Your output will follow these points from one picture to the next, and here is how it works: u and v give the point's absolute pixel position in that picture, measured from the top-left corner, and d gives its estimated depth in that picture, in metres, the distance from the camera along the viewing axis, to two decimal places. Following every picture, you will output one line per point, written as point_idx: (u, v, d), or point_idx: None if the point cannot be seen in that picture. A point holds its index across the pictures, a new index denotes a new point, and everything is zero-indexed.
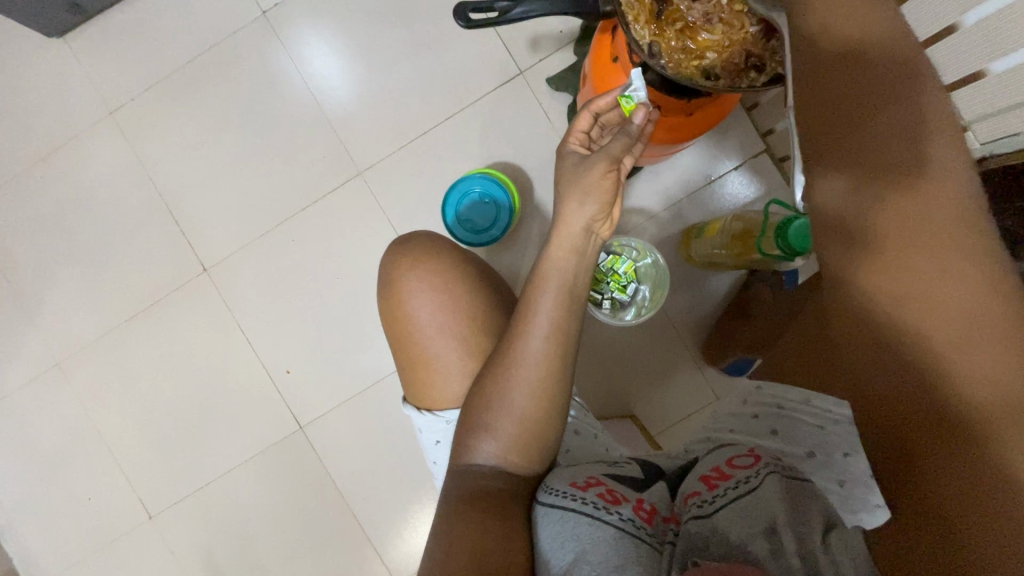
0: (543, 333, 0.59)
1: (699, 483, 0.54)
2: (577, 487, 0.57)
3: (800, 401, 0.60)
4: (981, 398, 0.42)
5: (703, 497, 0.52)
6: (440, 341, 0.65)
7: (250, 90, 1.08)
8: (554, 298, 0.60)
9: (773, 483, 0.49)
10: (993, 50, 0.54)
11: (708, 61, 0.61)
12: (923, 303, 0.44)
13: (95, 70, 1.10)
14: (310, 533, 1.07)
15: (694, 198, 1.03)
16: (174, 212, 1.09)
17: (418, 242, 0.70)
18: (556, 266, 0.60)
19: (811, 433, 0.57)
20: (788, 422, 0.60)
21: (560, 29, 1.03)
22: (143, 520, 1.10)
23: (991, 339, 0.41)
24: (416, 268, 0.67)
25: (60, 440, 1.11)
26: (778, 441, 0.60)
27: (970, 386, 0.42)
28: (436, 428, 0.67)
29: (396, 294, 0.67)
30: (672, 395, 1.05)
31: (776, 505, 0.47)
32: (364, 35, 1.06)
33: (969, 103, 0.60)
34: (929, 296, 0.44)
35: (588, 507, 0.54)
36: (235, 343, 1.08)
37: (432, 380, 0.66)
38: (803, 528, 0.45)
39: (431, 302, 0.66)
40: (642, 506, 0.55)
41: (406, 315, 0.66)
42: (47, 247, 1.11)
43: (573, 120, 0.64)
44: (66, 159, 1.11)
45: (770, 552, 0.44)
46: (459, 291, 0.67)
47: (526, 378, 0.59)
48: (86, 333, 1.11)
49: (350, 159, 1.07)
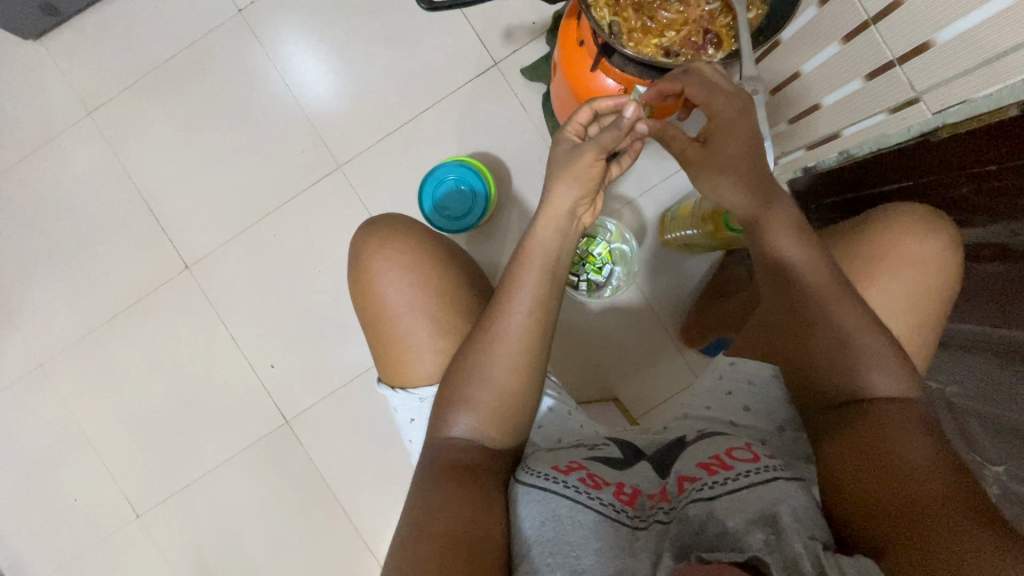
0: (526, 308, 0.61)
1: (697, 468, 0.57)
2: (558, 470, 0.58)
3: (770, 378, 0.64)
4: (918, 467, 0.49)
5: (702, 482, 0.54)
6: (412, 319, 0.66)
7: (228, 87, 1.09)
8: (539, 279, 0.62)
9: (777, 485, 0.53)
10: (937, 21, 0.56)
11: (667, 39, 0.64)
12: (895, 415, 0.53)
13: (72, 71, 1.10)
14: (299, 526, 1.08)
15: (669, 184, 1.05)
16: (155, 210, 1.10)
17: (388, 223, 0.71)
18: (541, 244, 0.62)
19: (783, 410, 0.64)
20: (760, 399, 0.64)
21: (533, 21, 1.05)
22: (130, 519, 1.10)
23: (924, 442, 0.51)
24: (386, 250, 0.68)
25: (46, 441, 1.11)
26: (750, 417, 0.64)
27: (909, 458, 0.50)
28: (411, 405, 0.68)
29: (367, 275, 0.68)
30: (653, 378, 1.06)
31: (782, 502, 0.51)
32: (340, 31, 1.08)
33: (921, 75, 0.62)
34: (900, 418, 0.53)
35: (570, 491, 0.55)
36: (219, 339, 1.09)
37: (406, 358, 0.67)
38: (804, 530, 0.48)
39: (402, 281, 0.67)
40: (623, 491, 0.57)
41: (378, 295, 0.67)
42: (27, 249, 1.11)
43: (574, 111, 0.65)
44: (45, 160, 1.11)
45: (765, 541, 0.47)
46: (428, 271, 0.68)
47: (506, 350, 0.61)
48: (69, 333, 1.11)
49: (328, 154, 1.08)
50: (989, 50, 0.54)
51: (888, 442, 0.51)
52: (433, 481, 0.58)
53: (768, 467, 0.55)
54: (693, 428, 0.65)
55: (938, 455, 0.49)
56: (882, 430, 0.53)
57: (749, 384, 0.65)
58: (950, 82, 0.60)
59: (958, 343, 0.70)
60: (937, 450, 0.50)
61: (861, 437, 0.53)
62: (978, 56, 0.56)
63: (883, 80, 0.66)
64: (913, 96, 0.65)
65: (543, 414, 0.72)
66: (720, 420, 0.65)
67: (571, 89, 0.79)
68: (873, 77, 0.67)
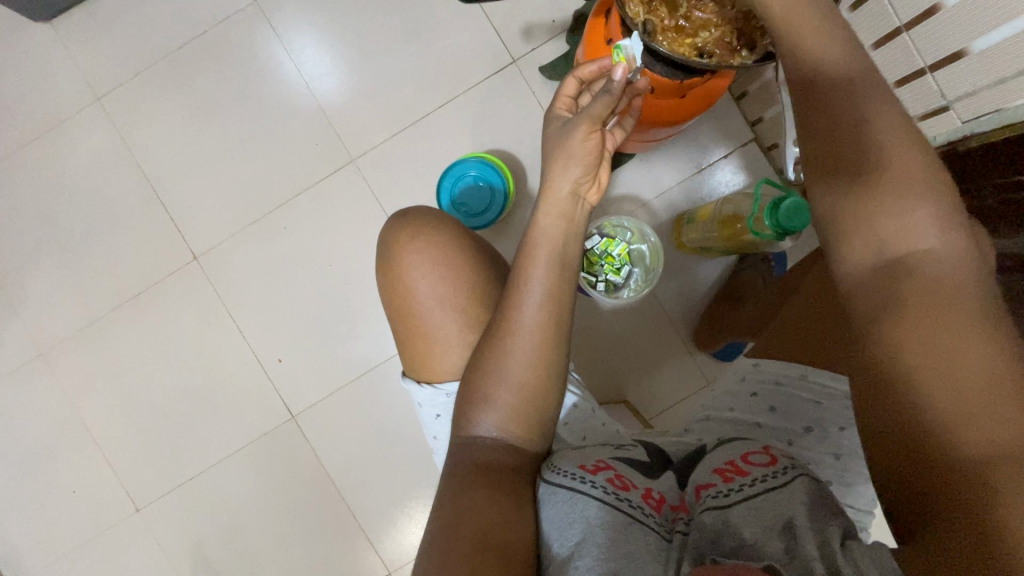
0: (537, 300, 0.60)
1: (713, 474, 0.56)
2: (585, 469, 0.58)
3: (798, 377, 0.64)
4: (956, 413, 0.39)
5: (718, 489, 0.54)
6: (440, 312, 0.65)
7: (240, 76, 1.07)
8: (546, 266, 0.61)
9: (797, 485, 0.51)
10: (974, 30, 0.56)
11: (701, 40, 0.63)
12: (931, 337, 0.40)
13: (82, 56, 1.08)
14: (303, 523, 1.06)
15: (687, 186, 1.05)
16: (164, 199, 1.08)
17: (417, 215, 0.70)
18: (545, 232, 0.62)
19: (810, 409, 0.62)
20: (786, 399, 0.64)
21: (553, 19, 1.04)
22: (130, 513, 1.08)
23: (976, 372, 0.38)
24: (416, 242, 0.67)
25: (45, 432, 1.08)
26: (775, 418, 0.64)
27: (945, 403, 0.39)
28: (437, 401, 0.67)
29: (395, 266, 0.67)
30: (664, 380, 1.06)
31: (796, 505, 0.49)
32: (356, 24, 1.06)
33: (954, 83, 0.62)
34: (936, 336, 0.40)
35: (598, 491, 0.55)
36: (226, 332, 1.07)
37: (432, 352, 0.66)
38: (819, 531, 0.47)
39: (431, 274, 0.66)
40: (651, 495, 0.57)
41: (406, 287, 0.66)
42: (31, 235, 1.09)
43: (561, 86, 0.66)
44: (51, 146, 1.09)
45: (784, 550, 0.46)
46: (457, 264, 0.67)
47: (522, 347, 0.60)
48: (72, 322, 1.08)
49: (342, 146, 1.07)
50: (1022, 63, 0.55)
51: (916, 376, 0.41)
52: (462, 480, 0.58)
53: (784, 468, 0.54)
54: (720, 432, 0.66)
55: (992, 389, 0.38)
56: (912, 366, 0.41)
57: (774, 385, 0.65)
58: (983, 91, 0.60)
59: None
60: (991, 377, 0.38)
61: (892, 355, 0.42)
62: (1010, 68, 0.56)
63: (914, 86, 0.66)
64: (943, 103, 0.65)
65: (567, 410, 0.71)
66: (745, 423, 0.66)
67: None
68: (903, 83, 0.67)
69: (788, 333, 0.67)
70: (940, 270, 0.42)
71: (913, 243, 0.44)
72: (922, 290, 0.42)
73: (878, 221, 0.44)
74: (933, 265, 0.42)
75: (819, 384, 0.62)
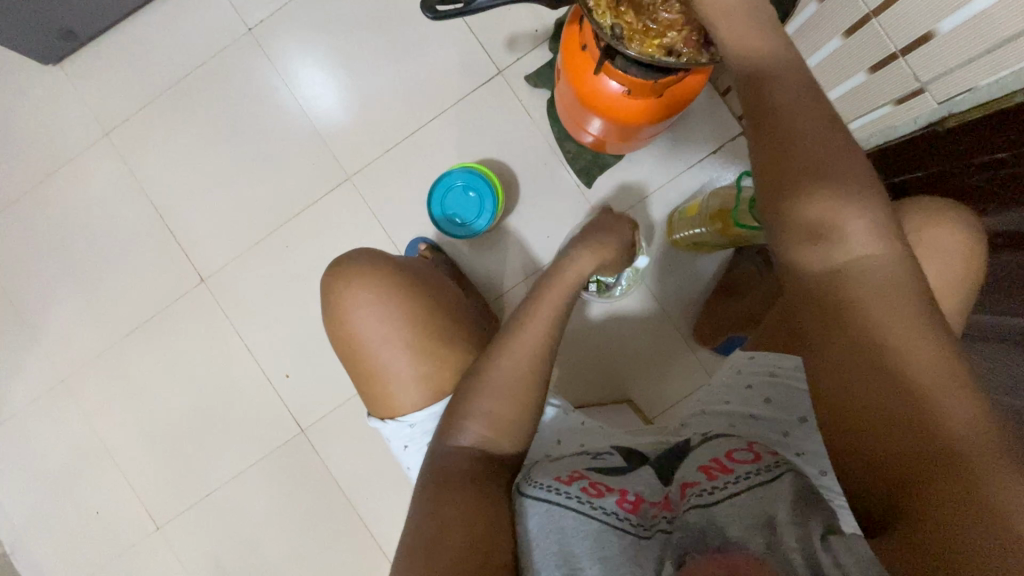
0: (534, 340, 0.68)
1: (698, 472, 0.57)
2: (561, 481, 0.59)
3: (792, 370, 0.62)
4: (926, 393, 0.44)
5: (701, 487, 0.54)
6: (387, 354, 0.69)
7: (239, 102, 1.11)
8: (548, 320, 0.70)
9: (781, 484, 0.52)
10: (939, 11, 0.57)
11: (670, 40, 0.63)
12: (898, 323, 0.46)
13: (90, 93, 1.14)
14: (317, 535, 1.08)
15: (676, 183, 1.06)
16: (171, 225, 1.12)
17: (348, 263, 0.73)
18: (551, 295, 0.72)
19: (807, 402, 0.62)
20: (781, 391, 0.64)
21: (536, 28, 1.06)
22: (150, 531, 1.11)
23: (938, 360, 0.45)
24: (351, 292, 0.70)
25: (68, 455, 1.13)
26: (771, 410, 0.64)
27: (917, 384, 0.45)
28: (403, 433, 0.72)
29: (338, 317, 0.70)
30: (666, 378, 1.06)
31: (779, 501, 0.49)
32: (347, 45, 1.10)
33: (926, 66, 0.62)
34: (899, 322, 0.46)
35: (573, 501, 0.56)
36: (235, 350, 1.10)
37: (390, 392, 0.70)
38: (801, 525, 0.46)
39: (372, 317, 0.69)
40: (626, 498, 0.57)
41: (351, 335, 0.70)
42: (48, 268, 1.14)
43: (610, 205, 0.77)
44: (64, 180, 1.14)
45: (765, 545, 0.45)
46: (393, 302, 0.70)
47: (516, 374, 0.66)
48: (90, 348, 1.13)
49: (338, 165, 1.10)
50: (991, 40, 0.55)
51: (894, 363, 0.46)
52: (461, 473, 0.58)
53: (769, 466, 0.55)
54: (712, 424, 0.67)
55: (947, 374, 0.44)
56: (892, 351, 0.46)
57: (768, 377, 0.65)
58: (955, 71, 0.60)
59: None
60: (946, 359, 0.45)
61: (868, 343, 0.47)
62: (983, 44, 0.56)
63: (886, 71, 0.67)
64: (918, 87, 0.65)
65: (547, 415, 0.77)
66: (739, 414, 0.66)
67: (575, 91, 0.82)
68: (876, 69, 0.68)
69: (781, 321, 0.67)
70: (884, 278, 0.48)
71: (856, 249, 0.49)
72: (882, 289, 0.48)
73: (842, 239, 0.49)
74: (881, 277, 0.48)
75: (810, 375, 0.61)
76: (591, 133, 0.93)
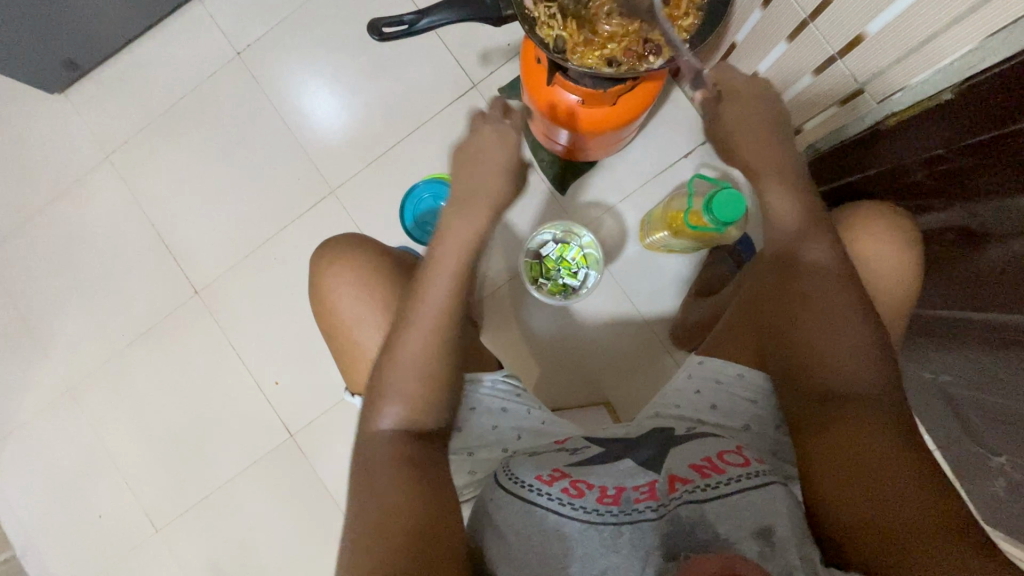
0: (442, 289, 0.70)
1: (690, 470, 0.61)
2: (542, 481, 0.61)
3: (736, 376, 0.70)
4: (892, 472, 0.53)
5: (695, 484, 0.58)
6: (360, 332, 0.74)
7: (229, 122, 1.17)
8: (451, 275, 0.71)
9: (777, 491, 0.57)
10: (866, 13, 0.59)
11: (609, 51, 0.66)
12: (870, 408, 0.58)
13: (92, 118, 1.21)
14: (306, 536, 1.12)
15: (649, 187, 1.08)
16: (167, 241, 1.18)
17: (341, 241, 0.77)
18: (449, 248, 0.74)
19: (748, 411, 0.70)
20: (725, 397, 0.70)
21: (509, 43, 1.10)
22: (150, 534, 1.15)
23: (898, 447, 0.55)
24: (338, 269, 0.74)
25: (73, 461, 1.18)
26: (718, 415, 0.70)
27: (886, 463, 0.54)
28: None
29: (322, 291, 0.75)
30: (643, 380, 1.07)
31: (777, 511, 0.55)
32: (329, 65, 1.15)
33: (862, 66, 0.64)
34: (872, 409, 0.58)
35: (554, 504, 0.58)
36: (228, 358, 1.15)
37: (358, 367, 0.75)
38: (801, 547, 0.53)
39: (353, 296, 0.73)
40: (607, 492, 0.59)
41: (331, 312, 0.74)
42: (54, 283, 1.21)
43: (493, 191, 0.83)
44: (69, 202, 1.21)
45: (759, 549, 0.51)
46: (377, 283, 0.74)
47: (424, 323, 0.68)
48: (93, 359, 1.19)
49: (323, 179, 1.14)
50: (918, 37, 0.56)
51: (869, 439, 0.56)
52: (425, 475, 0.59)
53: (757, 471, 0.60)
54: (663, 423, 0.71)
55: (908, 461, 0.54)
56: (864, 426, 0.57)
57: (714, 382, 0.71)
58: (889, 71, 0.62)
59: (963, 334, 0.67)
60: (904, 448, 0.55)
61: (849, 415, 0.58)
62: (912, 42, 0.57)
63: (828, 73, 0.69)
64: (857, 87, 0.67)
65: (490, 417, 0.75)
66: (689, 418, 0.71)
67: (537, 104, 0.86)
68: (819, 70, 0.69)
69: (736, 332, 0.72)
70: (858, 347, 0.60)
71: (844, 318, 0.61)
72: (855, 360, 0.60)
73: (826, 288, 0.62)
74: (856, 354, 0.60)
75: (753, 385, 0.69)
76: (560, 143, 0.96)
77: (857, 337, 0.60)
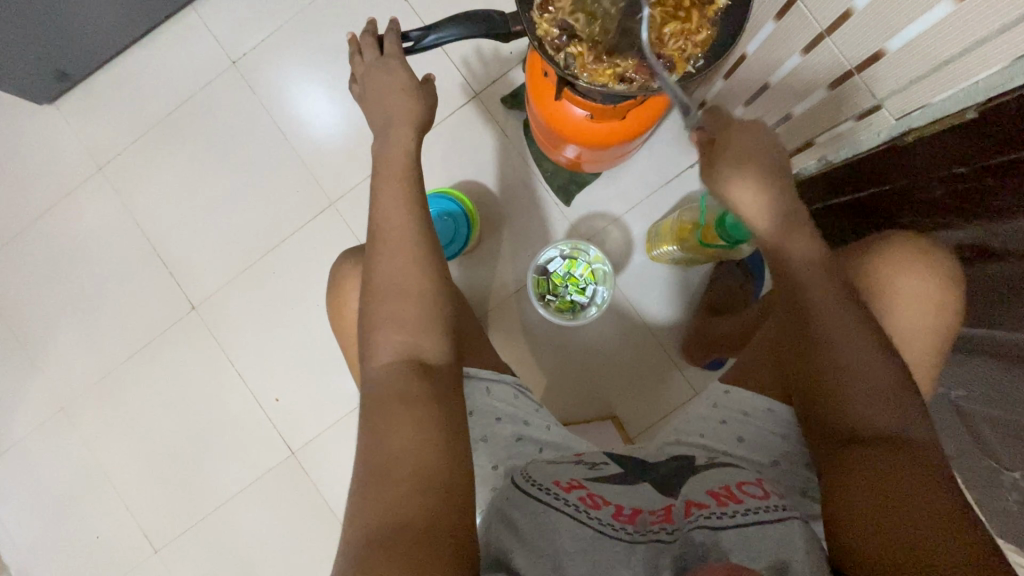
0: (395, 208, 0.67)
1: (707, 495, 0.59)
2: (560, 486, 0.59)
3: (764, 411, 0.69)
4: (920, 516, 0.50)
5: (711, 510, 0.56)
6: None
7: (225, 133, 1.14)
8: (399, 189, 0.68)
9: (794, 526, 0.54)
10: (885, 31, 0.57)
11: (622, 67, 0.64)
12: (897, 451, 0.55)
13: (84, 129, 1.18)
14: (308, 555, 1.09)
15: (656, 197, 1.06)
16: (162, 255, 1.15)
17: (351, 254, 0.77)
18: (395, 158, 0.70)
19: (778, 445, 0.69)
20: (752, 430, 0.69)
21: (511, 51, 1.08)
22: (149, 554, 1.13)
23: (926, 491, 0.51)
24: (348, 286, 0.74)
25: (69, 481, 1.16)
26: (744, 448, 0.69)
27: (914, 508, 0.51)
28: None
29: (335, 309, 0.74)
30: (651, 395, 1.06)
31: (795, 544, 0.52)
32: (327, 73, 1.13)
33: (881, 83, 0.62)
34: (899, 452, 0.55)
35: (570, 508, 0.56)
36: (226, 374, 1.13)
37: None
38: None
39: None
40: (623, 511, 0.58)
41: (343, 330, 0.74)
42: (47, 299, 1.18)
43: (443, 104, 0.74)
44: (61, 215, 1.18)
45: None
46: None
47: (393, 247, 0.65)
48: (88, 376, 1.16)
49: (322, 191, 1.12)
50: (943, 55, 0.54)
51: (896, 480, 0.53)
52: None
53: (776, 505, 0.57)
54: (685, 451, 0.70)
55: (938, 506, 0.50)
56: (889, 468, 0.54)
57: (739, 414, 0.70)
58: (909, 88, 0.60)
59: (980, 352, 0.66)
60: (934, 493, 0.51)
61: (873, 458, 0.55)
62: (933, 60, 0.55)
63: (844, 89, 0.67)
64: (876, 103, 0.65)
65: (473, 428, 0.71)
66: (714, 449, 0.69)
67: (543, 117, 0.84)
68: (835, 85, 0.68)
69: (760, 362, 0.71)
70: (881, 385, 0.57)
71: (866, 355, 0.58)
72: (879, 400, 0.57)
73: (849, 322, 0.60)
74: (879, 393, 0.57)
75: (782, 420, 0.69)
76: (566, 155, 0.94)
77: (879, 376, 0.58)
